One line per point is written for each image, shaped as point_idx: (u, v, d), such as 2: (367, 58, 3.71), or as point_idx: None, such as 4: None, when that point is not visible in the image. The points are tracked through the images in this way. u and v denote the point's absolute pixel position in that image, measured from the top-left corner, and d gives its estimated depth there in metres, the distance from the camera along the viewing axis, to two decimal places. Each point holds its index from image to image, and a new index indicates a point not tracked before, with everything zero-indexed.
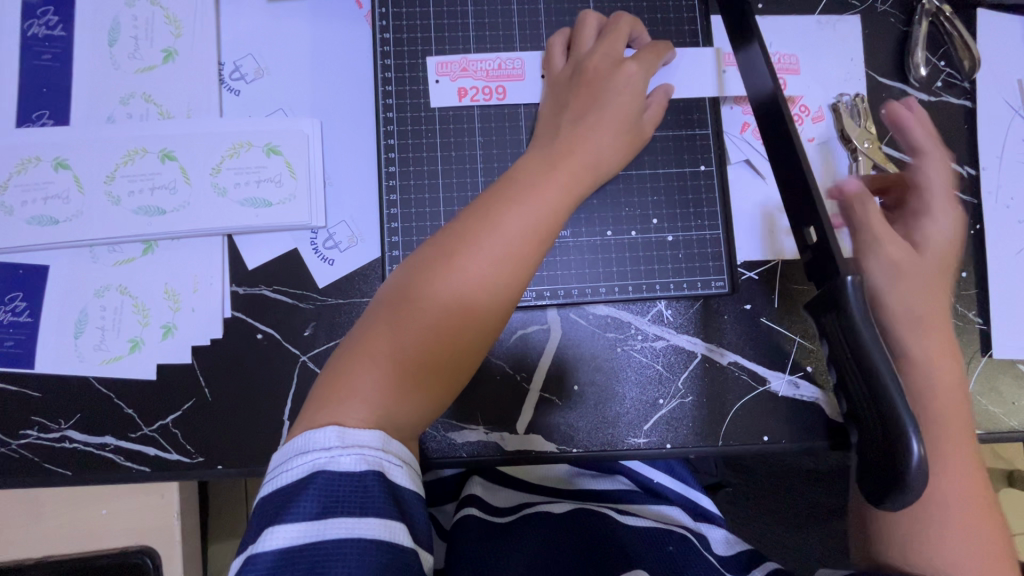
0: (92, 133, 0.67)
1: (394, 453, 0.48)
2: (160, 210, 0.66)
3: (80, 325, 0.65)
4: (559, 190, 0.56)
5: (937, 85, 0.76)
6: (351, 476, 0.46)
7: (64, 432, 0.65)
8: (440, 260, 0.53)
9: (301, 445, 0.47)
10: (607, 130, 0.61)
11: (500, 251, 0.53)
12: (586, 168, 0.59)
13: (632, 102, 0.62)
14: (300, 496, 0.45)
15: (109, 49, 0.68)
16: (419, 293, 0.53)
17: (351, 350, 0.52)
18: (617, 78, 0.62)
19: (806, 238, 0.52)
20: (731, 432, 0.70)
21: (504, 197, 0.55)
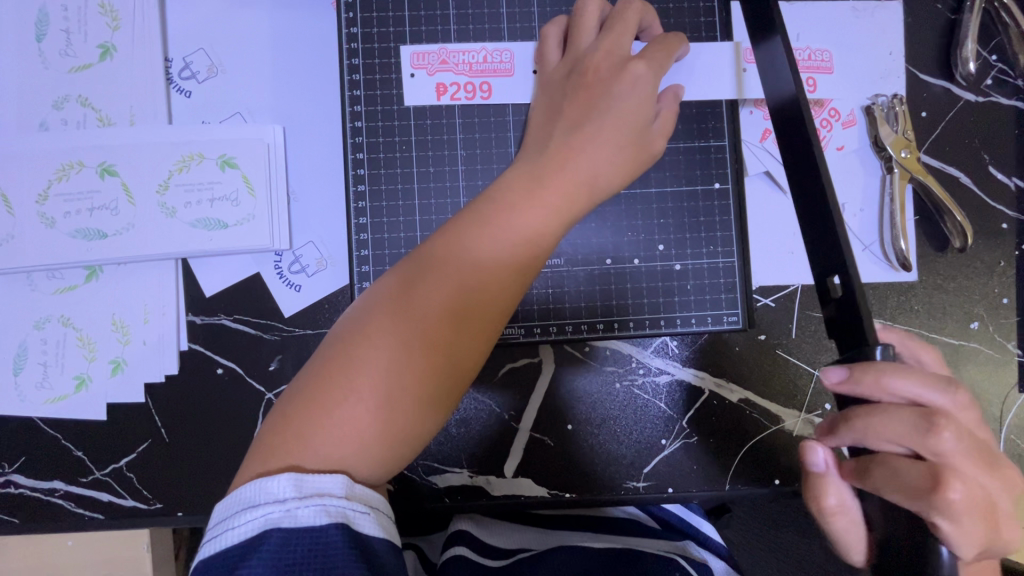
0: (21, 144, 0.59)
1: (361, 499, 0.40)
2: (101, 234, 0.59)
3: (19, 360, 0.59)
4: (545, 212, 0.48)
5: (985, 83, 0.67)
6: (310, 531, 0.38)
7: (9, 476, 0.59)
8: (405, 288, 0.45)
9: (249, 497, 0.39)
10: (607, 142, 0.51)
11: (472, 281, 0.45)
12: (579, 184, 0.49)
13: (639, 110, 0.52)
14: (249, 557, 0.37)
15: (37, 46, 0.60)
16: (386, 324, 0.44)
17: (308, 385, 0.43)
18: (623, 82, 0.52)
19: (829, 291, 0.46)
20: (741, 476, 0.63)
21: (480, 218, 0.47)
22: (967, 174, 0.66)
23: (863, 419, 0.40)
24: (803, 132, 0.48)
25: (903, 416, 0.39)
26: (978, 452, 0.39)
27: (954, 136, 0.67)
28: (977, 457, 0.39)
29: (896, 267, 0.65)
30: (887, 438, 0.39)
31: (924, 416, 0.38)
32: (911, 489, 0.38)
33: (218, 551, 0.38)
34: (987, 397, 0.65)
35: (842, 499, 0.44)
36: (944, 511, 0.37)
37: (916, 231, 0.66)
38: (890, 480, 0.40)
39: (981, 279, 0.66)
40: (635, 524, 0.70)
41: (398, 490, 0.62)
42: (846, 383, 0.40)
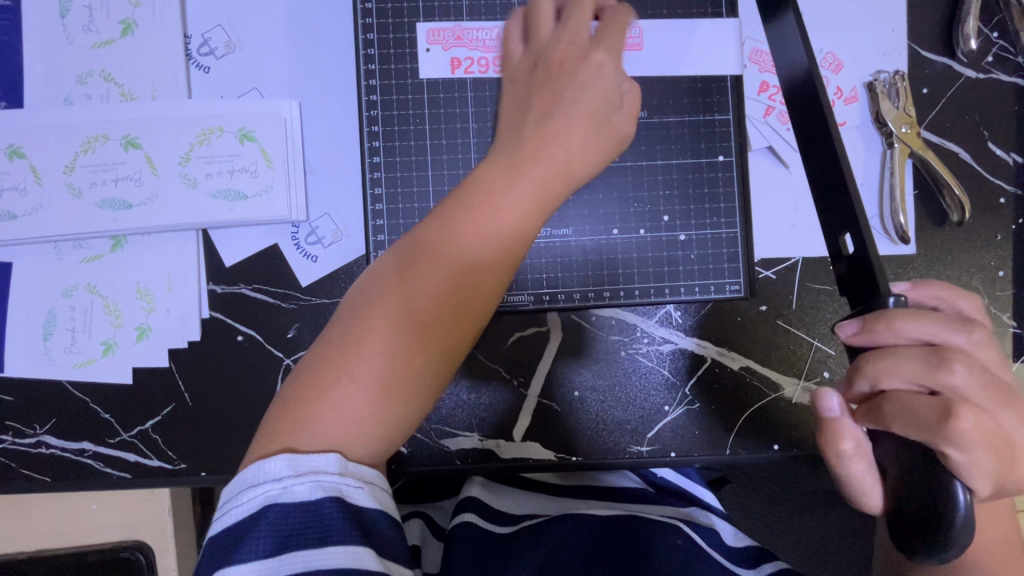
0: (48, 118, 0.61)
1: (354, 474, 0.43)
2: (126, 204, 0.61)
3: (49, 326, 0.62)
4: (525, 198, 0.49)
5: (986, 60, 0.68)
6: (305, 504, 0.41)
7: (41, 437, 0.62)
8: (391, 282, 0.47)
9: (250, 478, 0.42)
10: (577, 128, 0.52)
11: (455, 268, 0.47)
12: (556, 170, 0.51)
13: (602, 97, 0.54)
14: (253, 532, 0.40)
15: (61, 21, 0.61)
16: (371, 316, 0.46)
17: (301, 378, 0.45)
18: (585, 74, 0.54)
19: (841, 248, 0.47)
20: (741, 441, 0.66)
21: (460, 209, 0.49)
22: (966, 150, 0.68)
23: (872, 362, 0.42)
24: (817, 107, 0.49)
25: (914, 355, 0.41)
26: (997, 388, 0.40)
27: (954, 112, 0.68)
28: (994, 392, 0.40)
29: (895, 240, 0.67)
30: (897, 374, 0.41)
31: (933, 350, 0.40)
32: (922, 424, 0.40)
33: (225, 527, 0.41)
34: None
35: (858, 442, 0.44)
36: (956, 442, 0.39)
37: (916, 205, 0.67)
38: (900, 415, 0.41)
39: (979, 253, 0.68)
40: (635, 490, 0.73)
41: (410, 456, 0.65)
42: (860, 334, 0.42)
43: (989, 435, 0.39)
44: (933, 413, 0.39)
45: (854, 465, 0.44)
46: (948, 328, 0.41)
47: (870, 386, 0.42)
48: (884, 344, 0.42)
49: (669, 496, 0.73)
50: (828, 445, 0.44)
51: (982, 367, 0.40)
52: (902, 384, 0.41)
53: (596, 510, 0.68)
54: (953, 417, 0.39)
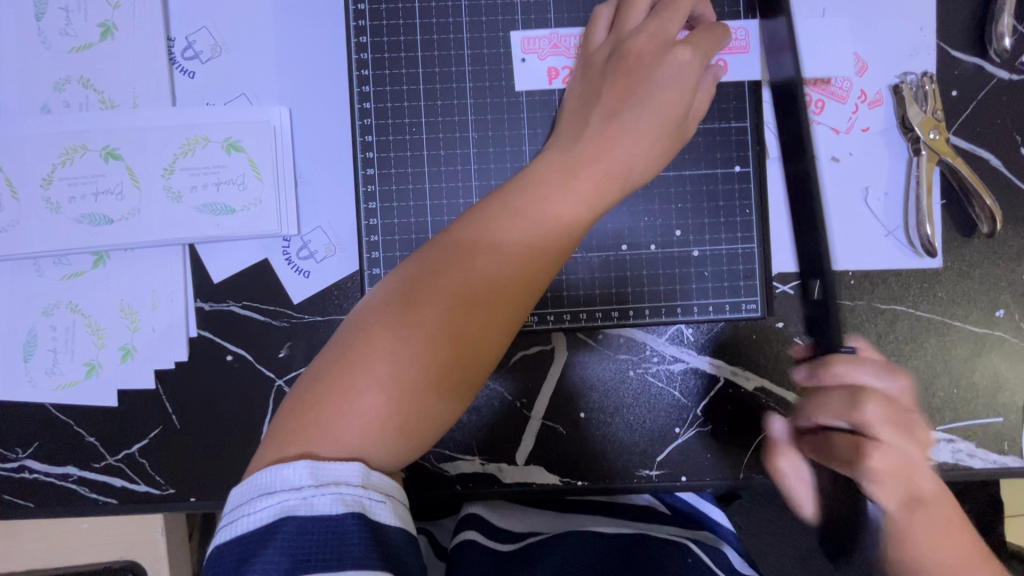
0: (24, 128, 0.57)
1: (377, 487, 0.40)
2: (108, 219, 0.58)
3: (29, 347, 0.59)
4: (578, 203, 0.46)
5: (1021, 59, 0.64)
6: (325, 519, 0.37)
7: (23, 461, 0.60)
8: (430, 273, 0.44)
9: (266, 483, 0.38)
10: (645, 133, 0.49)
11: (498, 270, 0.44)
12: (614, 177, 0.48)
13: (679, 99, 0.50)
14: (265, 546, 0.37)
15: (38, 25, 0.58)
16: (412, 310, 0.43)
17: (333, 365, 0.42)
18: (665, 69, 0.50)
19: (810, 293, 0.52)
20: (755, 465, 0.63)
21: (511, 206, 0.46)
22: (997, 157, 0.64)
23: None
24: None
25: None
26: None
27: (985, 115, 0.64)
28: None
29: (920, 253, 0.63)
30: None
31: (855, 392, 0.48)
32: None
33: (234, 537, 0.38)
34: (1013, 388, 0.64)
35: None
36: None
37: (943, 215, 0.64)
38: None
39: (1009, 266, 0.64)
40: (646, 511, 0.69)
41: (410, 476, 0.62)
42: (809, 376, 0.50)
43: None
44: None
45: None
46: None
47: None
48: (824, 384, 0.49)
49: (684, 519, 0.69)
50: None
51: None
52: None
53: (604, 528, 0.64)
54: None
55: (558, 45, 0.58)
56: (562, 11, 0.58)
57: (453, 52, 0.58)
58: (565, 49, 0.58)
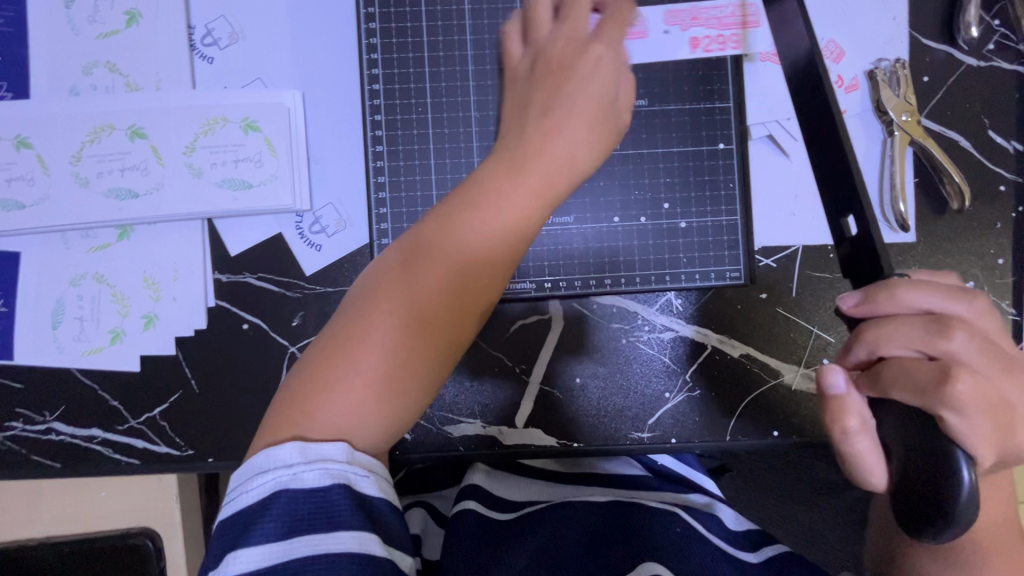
0: (54, 108, 0.61)
1: (364, 462, 0.42)
2: (132, 194, 0.61)
3: (58, 315, 0.62)
4: (522, 192, 0.48)
5: (988, 47, 0.68)
6: (315, 491, 0.40)
7: (51, 424, 0.63)
8: (392, 277, 0.47)
9: (259, 463, 0.41)
10: (582, 124, 0.50)
11: (456, 264, 0.46)
12: (559, 167, 0.49)
13: (605, 88, 0.52)
14: (263, 516, 0.40)
15: (66, 13, 0.62)
16: (375, 312, 0.45)
17: (309, 372, 0.45)
18: (584, 67, 0.52)
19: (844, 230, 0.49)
20: (740, 427, 0.66)
21: (469, 201, 0.48)
22: (966, 139, 0.68)
23: (874, 330, 0.42)
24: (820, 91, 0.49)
25: (911, 323, 0.41)
26: (989, 353, 0.40)
27: (955, 100, 0.68)
28: (991, 358, 0.40)
29: (894, 228, 0.68)
30: (896, 341, 0.41)
31: (934, 318, 0.40)
32: (919, 386, 0.40)
33: (232, 512, 0.41)
34: None
35: (864, 420, 0.42)
36: (952, 406, 0.39)
37: (916, 193, 0.68)
38: (897, 379, 0.41)
39: (978, 241, 0.68)
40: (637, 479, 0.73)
41: (415, 441, 0.66)
42: (861, 306, 0.42)
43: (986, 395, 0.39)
44: (930, 376, 0.40)
45: (858, 442, 0.42)
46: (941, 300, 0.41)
47: (869, 353, 0.43)
48: (886, 313, 0.42)
49: (674, 483, 0.74)
50: (834, 422, 0.43)
51: (977, 334, 0.40)
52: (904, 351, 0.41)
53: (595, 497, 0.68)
54: (949, 378, 0.39)
55: None
56: None
57: (456, 37, 0.62)
58: None
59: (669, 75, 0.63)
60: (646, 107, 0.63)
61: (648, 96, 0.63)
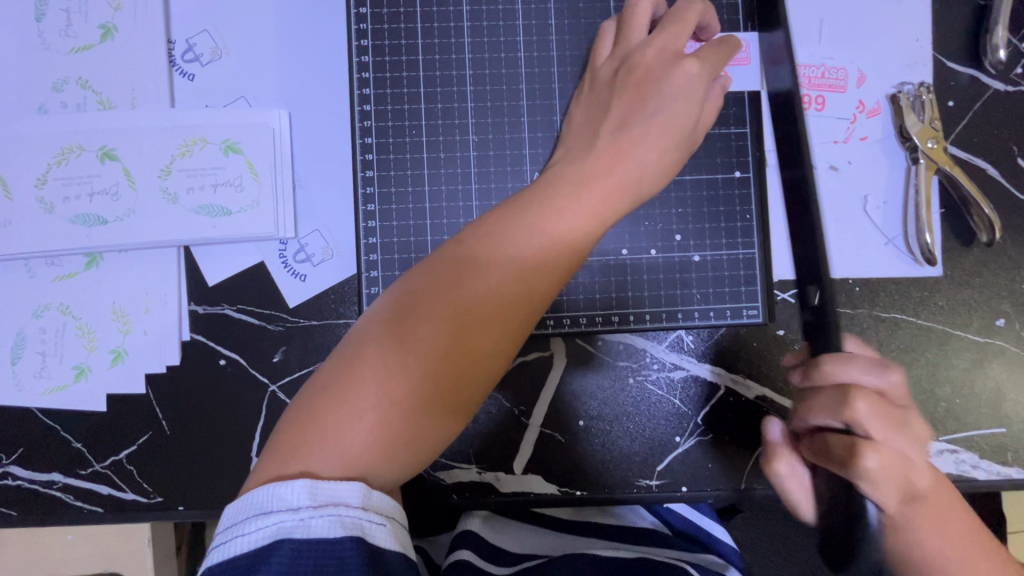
0: (20, 127, 0.57)
1: (376, 511, 0.38)
2: (102, 220, 0.57)
3: (17, 349, 0.57)
4: (589, 214, 0.45)
5: (1016, 72, 0.64)
6: (323, 542, 0.36)
7: (6, 468, 0.58)
8: (440, 281, 0.43)
9: (261, 503, 0.37)
10: (654, 144, 0.49)
11: (510, 281, 0.43)
12: (625, 187, 0.47)
13: (687, 111, 0.50)
14: (258, 571, 0.35)
15: (37, 26, 0.58)
16: (419, 318, 0.42)
17: (336, 370, 0.41)
18: (674, 80, 0.50)
19: (809, 298, 0.57)
20: (757, 476, 0.61)
21: (524, 215, 0.45)
22: (995, 168, 0.64)
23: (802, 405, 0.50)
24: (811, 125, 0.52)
25: (829, 399, 0.48)
26: (893, 418, 0.46)
27: (982, 126, 0.64)
28: (891, 422, 0.46)
29: (920, 261, 0.63)
30: (821, 416, 0.48)
31: (843, 393, 0.47)
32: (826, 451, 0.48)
33: (225, 560, 0.36)
34: (1015, 400, 0.63)
35: (793, 466, 0.54)
36: (862, 475, 0.46)
37: (942, 224, 0.64)
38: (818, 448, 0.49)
39: (1008, 275, 0.64)
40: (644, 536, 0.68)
41: (410, 485, 0.61)
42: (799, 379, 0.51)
43: (885, 462, 0.46)
44: (842, 449, 0.47)
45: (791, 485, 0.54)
46: (869, 373, 0.48)
47: (804, 424, 0.50)
48: (816, 386, 0.49)
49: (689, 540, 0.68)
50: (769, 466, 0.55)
51: (882, 404, 0.46)
52: (829, 424, 0.48)
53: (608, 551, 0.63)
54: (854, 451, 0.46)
55: (559, 50, 0.58)
56: (562, 17, 0.59)
57: (454, 56, 0.58)
58: (567, 56, 0.59)
59: None
60: None
61: None
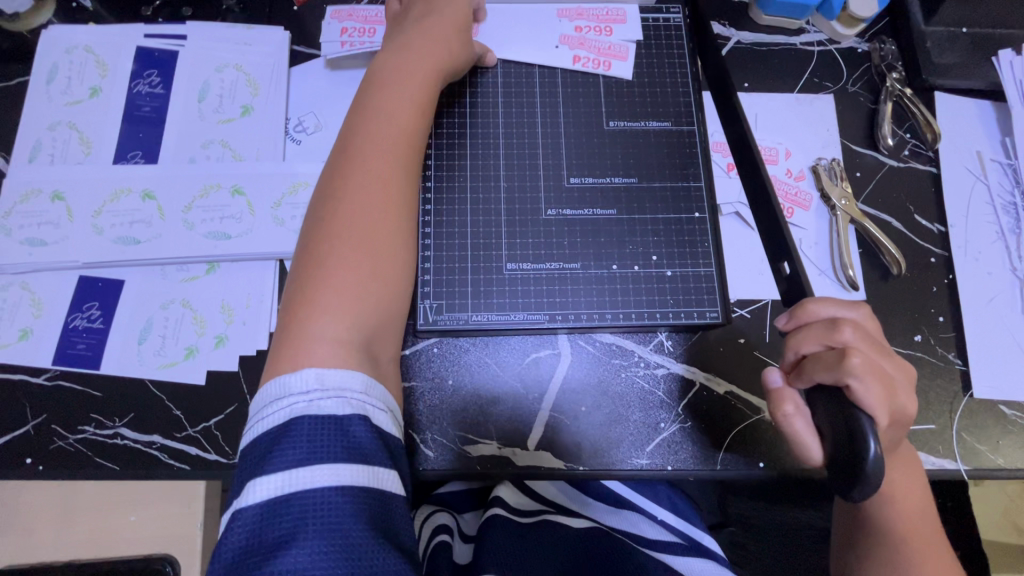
0: (176, 170, 0.78)
1: (376, 399, 0.53)
2: (227, 235, 0.76)
3: (145, 332, 0.74)
4: (391, 113, 0.67)
5: (904, 153, 0.87)
6: (334, 417, 0.50)
7: (118, 429, 0.72)
8: (340, 170, 0.63)
9: (276, 395, 0.51)
10: (441, 38, 0.73)
11: (374, 157, 0.64)
12: (419, 84, 0.70)
13: (457, 24, 0.75)
14: (284, 443, 0.49)
15: (198, 104, 0.82)
16: (343, 193, 0.61)
17: (308, 251, 0.60)
18: (437, 5, 0.75)
19: (780, 270, 0.71)
20: (730, 458, 0.74)
21: (356, 119, 0.66)
22: (898, 221, 0.84)
23: (796, 335, 0.59)
24: (765, 189, 0.71)
25: (818, 327, 0.58)
26: (874, 342, 0.57)
27: (884, 191, 0.86)
28: (874, 344, 0.56)
29: (847, 287, 0.81)
30: (809, 340, 0.58)
31: (831, 321, 0.57)
32: (828, 366, 0.55)
33: (260, 436, 0.50)
34: (937, 401, 0.77)
35: (796, 405, 0.59)
36: (852, 374, 0.53)
37: (862, 260, 0.82)
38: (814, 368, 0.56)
39: (918, 302, 0.81)
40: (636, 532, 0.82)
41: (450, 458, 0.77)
42: (789, 320, 0.60)
43: (873, 369, 0.54)
44: (833, 357, 0.55)
45: (794, 421, 0.59)
46: (844, 305, 0.59)
47: (795, 353, 0.59)
48: (804, 321, 0.59)
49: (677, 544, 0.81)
50: (776, 408, 0.59)
51: (863, 329, 0.57)
52: (816, 348, 0.57)
53: (578, 525, 0.80)
54: (846, 356, 0.54)
55: (566, 129, 0.82)
56: (567, 107, 0.83)
57: (492, 130, 0.81)
58: (572, 132, 0.82)
59: (650, 161, 0.81)
60: (635, 183, 0.80)
61: (637, 176, 0.80)
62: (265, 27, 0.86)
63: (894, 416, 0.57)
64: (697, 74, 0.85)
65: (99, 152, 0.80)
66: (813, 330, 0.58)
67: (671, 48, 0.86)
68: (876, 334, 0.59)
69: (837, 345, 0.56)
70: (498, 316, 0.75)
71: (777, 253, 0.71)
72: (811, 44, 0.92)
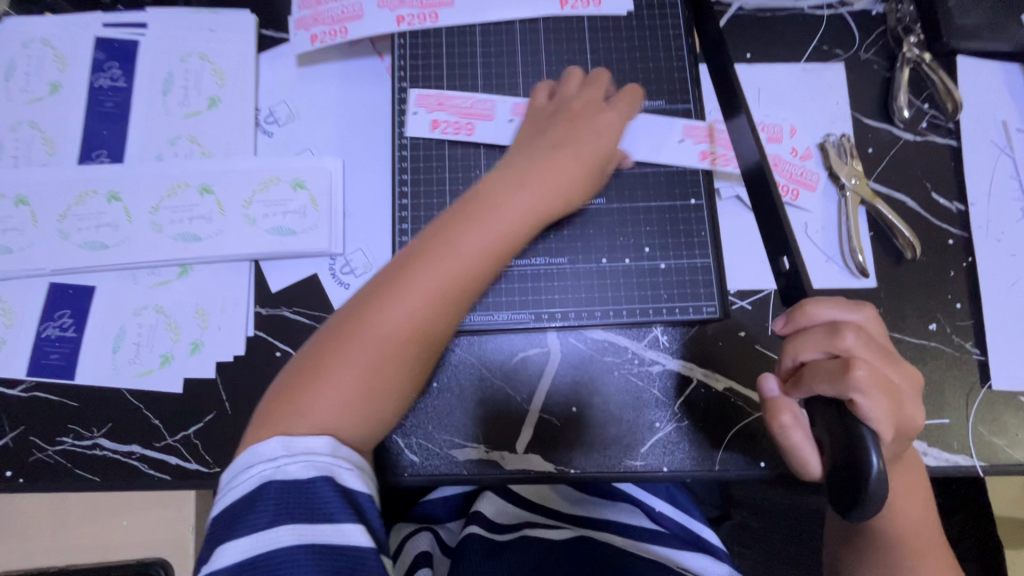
0: (142, 170, 0.75)
1: (345, 458, 0.51)
2: (197, 237, 0.73)
3: (119, 340, 0.72)
4: (491, 226, 0.60)
5: (921, 125, 0.80)
6: (299, 483, 0.48)
7: (97, 439, 0.70)
8: (408, 266, 0.57)
9: (246, 460, 0.50)
10: (576, 168, 0.66)
11: (454, 262, 0.57)
12: (527, 214, 0.62)
13: (603, 148, 0.69)
14: (251, 509, 0.48)
15: (162, 98, 0.78)
16: (405, 290, 0.56)
17: (327, 343, 0.55)
18: (597, 124, 0.69)
19: (779, 266, 0.65)
20: (729, 458, 0.71)
21: (452, 220, 0.60)
22: (912, 200, 0.78)
23: (792, 342, 0.54)
24: (767, 186, 0.64)
25: (817, 334, 0.53)
26: (879, 349, 0.53)
27: (898, 168, 0.79)
28: (878, 351, 0.52)
29: (856, 274, 0.76)
30: (810, 348, 0.53)
31: (831, 326, 0.53)
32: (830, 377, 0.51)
33: (228, 504, 0.49)
34: (952, 394, 0.73)
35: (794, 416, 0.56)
36: (857, 388, 0.49)
37: (873, 245, 0.77)
38: (815, 377, 0.52)
39: (934, 288, 0.76)
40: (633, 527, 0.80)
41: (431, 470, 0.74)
42: (786, 324, 0.55)
43: (879, 381, 0.50)
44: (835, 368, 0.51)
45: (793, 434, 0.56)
46: (846, 307, 0.54)
47: (794, 360, 0.54)
48: (802, 326, 0.55)
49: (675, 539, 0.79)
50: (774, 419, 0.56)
51: (867, 334, 0.52)
52: (816, 355, 0.53)
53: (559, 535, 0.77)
54: (849, 368, 0.50)
55: None
56: None
57: None
58: None
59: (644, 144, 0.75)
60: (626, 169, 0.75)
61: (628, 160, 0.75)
62: (229, 11, 0.80)
63: (901, 427, 0.53)
64: (694, 46, 0.79)
65: (63, 151, 0.76)
66: (812, 337, 0.53)
67: (664, 18, 0.79)
68: (880, 335, 0.55)
69: (840, 353, 0.52)
70: (480, 315, 0.72)
71: (775, 246, 0.65)
72: (820, 7, 0.84)
